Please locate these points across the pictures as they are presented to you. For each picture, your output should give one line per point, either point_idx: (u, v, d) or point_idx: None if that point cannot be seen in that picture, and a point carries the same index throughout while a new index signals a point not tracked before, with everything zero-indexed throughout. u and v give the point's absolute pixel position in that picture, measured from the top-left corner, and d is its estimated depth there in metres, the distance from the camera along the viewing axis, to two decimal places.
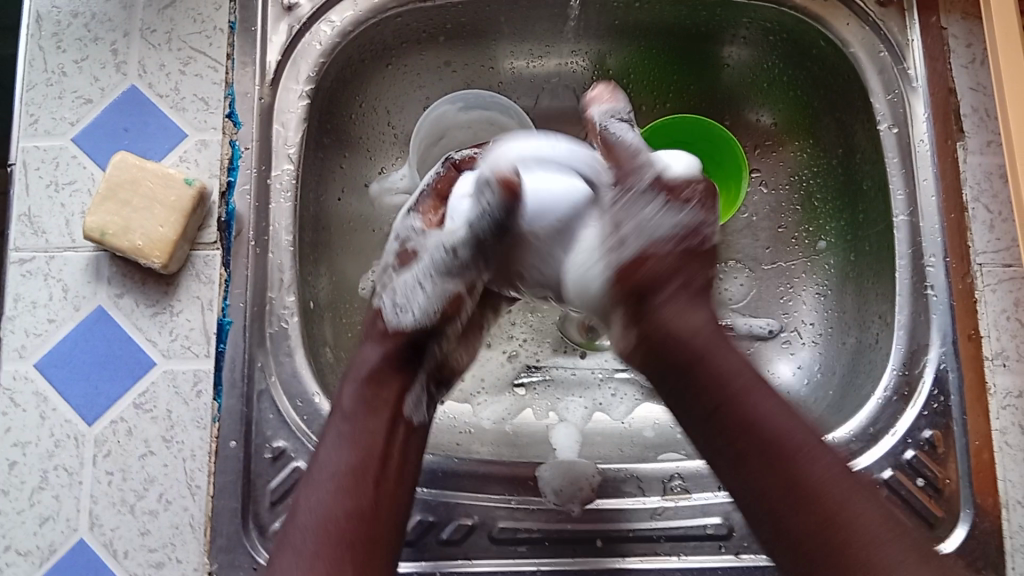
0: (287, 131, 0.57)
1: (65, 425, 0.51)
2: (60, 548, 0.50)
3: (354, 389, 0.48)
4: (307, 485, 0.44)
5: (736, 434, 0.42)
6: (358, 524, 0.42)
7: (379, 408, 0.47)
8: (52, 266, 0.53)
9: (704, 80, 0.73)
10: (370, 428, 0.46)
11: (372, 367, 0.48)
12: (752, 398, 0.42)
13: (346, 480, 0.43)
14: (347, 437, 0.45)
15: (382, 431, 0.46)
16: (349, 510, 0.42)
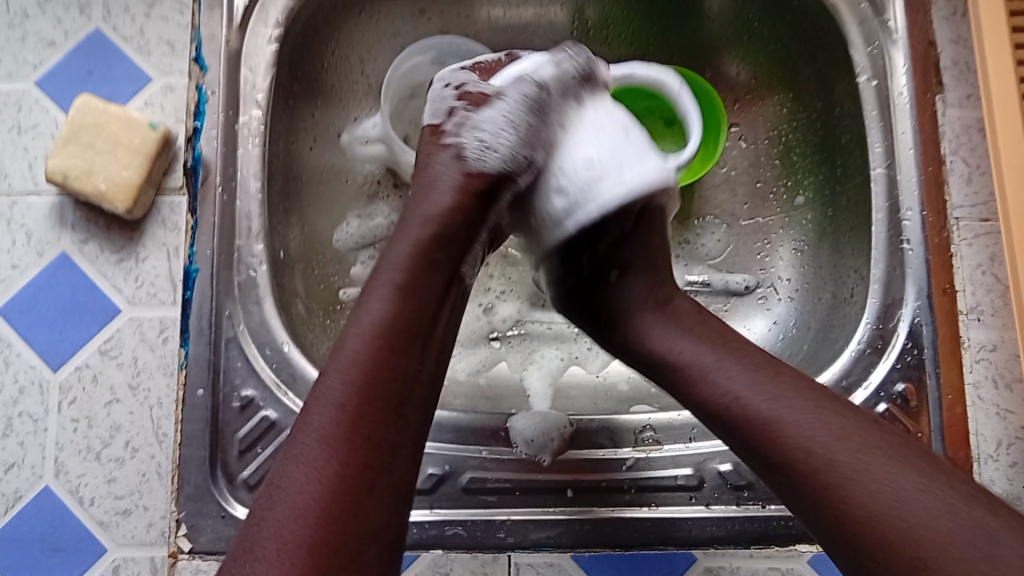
0: (255, 75, 0.55)
1: (29, 371, 0.51)
2: (26, 494, 0.50)
3: (404, 235, 0.43)
4: (341, 345, 0.39)
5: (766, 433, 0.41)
6: (386, 396, 0.37)
7: (424, 252, 0.42)
8: (15, 211, 0.52)
9: (684, 31, 0.72)
10: (414, 277, 0.41)
11: (423, 228, 0.43)
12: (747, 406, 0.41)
13: (380, 341, 0.38)
14: (392, 292, 0.40)
15: (435, 293, 0.42)
16: (389, 327, 0.39)
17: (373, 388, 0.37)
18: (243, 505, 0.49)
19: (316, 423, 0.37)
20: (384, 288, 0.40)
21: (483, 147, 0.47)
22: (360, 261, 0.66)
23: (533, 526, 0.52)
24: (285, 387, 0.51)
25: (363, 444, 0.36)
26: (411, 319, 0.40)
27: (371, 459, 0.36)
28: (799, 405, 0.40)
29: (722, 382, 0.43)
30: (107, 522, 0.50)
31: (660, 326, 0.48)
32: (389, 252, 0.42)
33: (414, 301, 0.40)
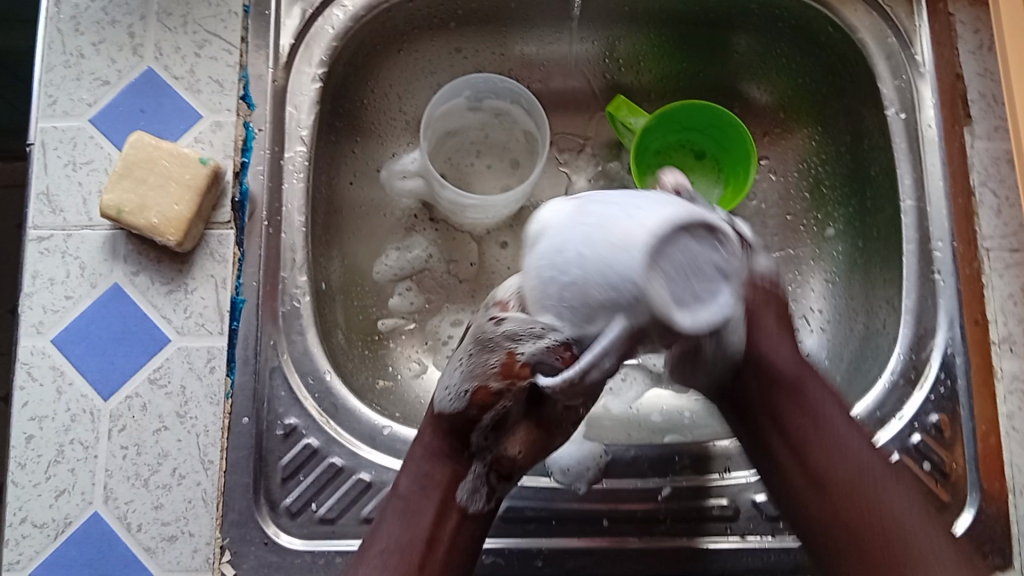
0: (299, 113, 0.59)
1: (81, 400, 0.52)
2: (75, 520, 0.50)
3: (411, 461, 0.45)
4: (361, 559, 0.43)
5: (812, 459, 0.44)
6: None
7: (430, 491, 0.44)
8: (69, 244, 0.54)
9: (713, 67, 0.74)
10: (418, 514, 0.44)
11: (416, 478, 0.45)
12: (846, 437, 0.44)
13: (398, 555, 0.42)
14: (401, 518, 0.44)
15: (431, 513, 0.44)
16: (398, 554, 0.42)
17: (410, 516, 0.44)
18: (287, 532, 0.51)
19: (377, 544, 0.43)
20: (412, 469, 0.45)
21: (448, 392, 0.45)
22: (398, 293, 0.68)
23: (570, 556, 0.53)
24: (328, 416, 0.54)
25: (416, 558, 0.43)
26: (416, 537, 0.43)
27: (419, 556, 0.43)
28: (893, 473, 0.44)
29: (831, 462, 0.44)
30: (154, 548, 0.50)
31: (812, 489, 0.44)
32: (375, 541, 0.43)
33: (416, 509, 0.44)
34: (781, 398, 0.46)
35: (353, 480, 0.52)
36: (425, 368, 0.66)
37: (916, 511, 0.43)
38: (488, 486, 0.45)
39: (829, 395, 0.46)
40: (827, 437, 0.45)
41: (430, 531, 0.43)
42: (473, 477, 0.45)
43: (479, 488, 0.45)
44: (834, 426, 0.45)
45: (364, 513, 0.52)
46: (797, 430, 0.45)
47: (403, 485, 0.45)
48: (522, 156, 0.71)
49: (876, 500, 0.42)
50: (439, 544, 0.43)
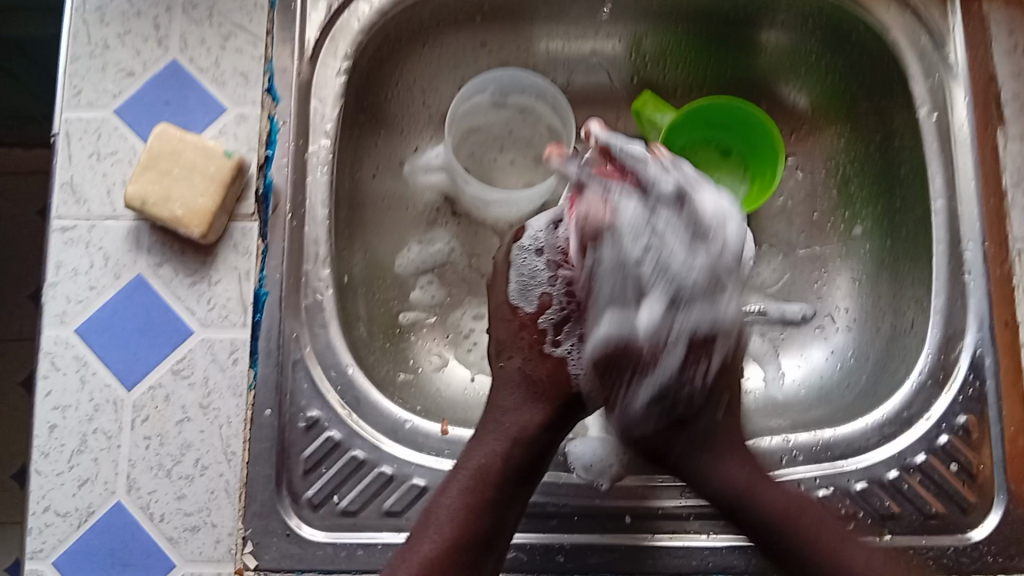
0: (323, 107, 0.59)
1: (104, 390, 0.52)
2: (98, 509, 0.51)
3: (517, 400, 0.53)
4: (451, 479, 0.50)
5: (780, 527, 0.49)
6: (483, 522, 0.48)
7: (525, 439, 0.52)
8: (93, 234, 0.54)
9: (743, 62, 0.72)
10: (515, 452, 0.51)
11: (516, 410, 0.53)
12: (768, 491, 0.50)
13: (482, 481, 0.49)
14: (495, 444, 0.51)
15: (522, 458, 0.51)
16: (482, 482, 0.49)
17: (475, 495, 0.49)
18: (309, 525, 0.51)
19: (446, 507, 0.49)
20: (489, 443, 0.51)
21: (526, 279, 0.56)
22: (420, 287, 0.68)
23: (592, 552, 0.52)
24: (350, 408, 0.54)
25: (479, 542, 0.48)
26: (504, 471, 0.50)
27: (481, 522, 0.48)
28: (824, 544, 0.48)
29: (773, 494, 0.50)
30: (177, 538, 0.50)
31: (761, 490, 0.50)
32: (470, 457, 0.51)
33: (512, 446, 0.51)
34: (733, 459, 0.52)
35: (374, 474, 0.52)
36: (446, 362, 0.66)
37: (877, 565, 0.48)
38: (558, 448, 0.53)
39: (738, 468, 0.51)
40: (768, 501, 0.50)
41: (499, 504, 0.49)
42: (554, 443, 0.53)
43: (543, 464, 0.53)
44: (763, 493, 0.50)
45: (386, 506, 0.52)
46: (730, 477, 0.51)
47: (473, 461, 0.50)
48: (546, 153, 0.70)
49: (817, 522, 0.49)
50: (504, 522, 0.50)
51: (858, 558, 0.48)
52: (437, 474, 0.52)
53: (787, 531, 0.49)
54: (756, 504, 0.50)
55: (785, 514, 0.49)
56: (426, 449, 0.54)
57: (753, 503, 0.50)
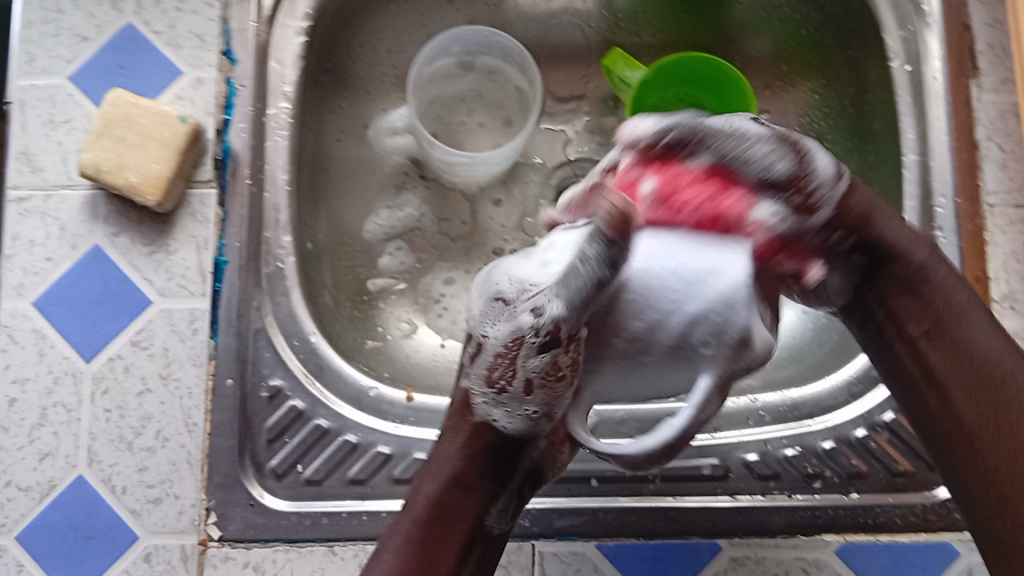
0: (283, 68, 0.57)
1: (63, 362, 0.51)
2: (59, 483, 0.50)
3: (444, 438, 0.40)
4: (402, 516, 0.39)
5: (961, 393, 0.37)
6: (437, 553, 0.38)
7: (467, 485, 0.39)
8: (49, 204, 0.53)
9: (714, 16, 0.71)
10: (466, 489, 0.39)
11: (456, 449, 0.39)
12: (965, 322, 0.39)
13: (433, 511, 0.38)
14: (442, 475, 0.39)
15: (473, 496, 0.39)
16: (437, 509, 0.38)
17: (431, 530, 0.38)
18: (271, 493, 0.50)
19: (399, 532, 0.38)
20: (436, 483, 0.39)
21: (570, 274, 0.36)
22: (389, 252, 0.67)
23: (557, 516, 0.51)
24: (314, 377, 0.53)
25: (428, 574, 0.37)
26: (461, 490, 0.39)
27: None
28: (984, 329, 0.39)
29: (976, 338, 0.38)
30: (139, 511, 0.50)
31: (959, 388, 0.37)
32: (416, 495, 0.39)
33: (466, 478, 0.39)
34: (953, 322, 0.39)
35: (339, 442, 0.51)
36: (415, 329, 0.65)
37: (1021, 364, 0.37)
38: (516, 506, 0.41)
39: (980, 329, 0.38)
40: (978, 347, 0.38)
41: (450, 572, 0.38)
42: (519, 481, 0.41)
43: (509, 510, 0.41)
44: (960, 325, 0.39)
45: (350, 473, 0.51)
46: (907, 317, 0.40)
47: (422, 497, 0.39)
48: (515, 114, 0.69)
49: (1011, 389, 0.37)
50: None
51: (979, 335, 0.38)
52: (402, 441, 0.52)
53: (927, 341, 0.39)
54: (959, 332, 0.39)
55: (932, 317, 0.39)
56: (390, 417, 0.53)
57: (970, 459, 0.37)
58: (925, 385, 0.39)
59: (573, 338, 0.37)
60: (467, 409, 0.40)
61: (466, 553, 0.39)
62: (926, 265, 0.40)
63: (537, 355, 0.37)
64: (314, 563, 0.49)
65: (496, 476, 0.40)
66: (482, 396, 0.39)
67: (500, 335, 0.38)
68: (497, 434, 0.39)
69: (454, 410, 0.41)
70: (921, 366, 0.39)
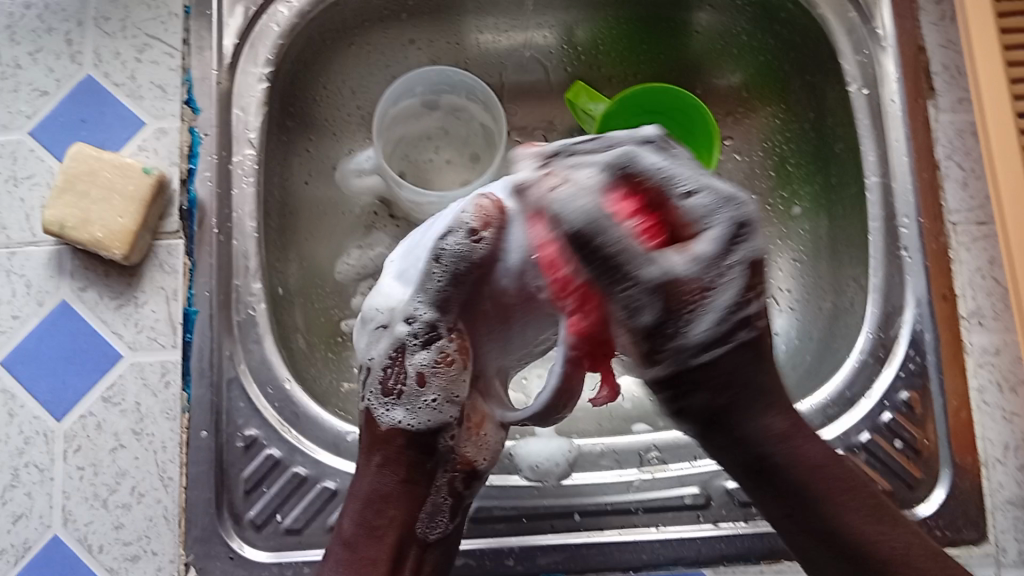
0: (246, 115, 0.56)
1: (33, 422, 0.51)
2: (34, 545, 0.50)
3: (364, 462, 0.45)
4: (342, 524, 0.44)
5: (798, 490, 0.38)
6: (381, 535, 0.43)
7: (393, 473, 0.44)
8: (13, 261, 0.53)
9: (675, 46, 0.71)
10: (390, 484, 0.44)
11: (377, 457, 0.44)
12: (808, 445, 0.39)
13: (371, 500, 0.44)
14: (369, 487, 0.44)
15: (397, 486, 0.44)
16: (378, 504, 0.43)
17: (377, 521, 0.43)
18: (252, 545, 0.50)
19: (347, 529, 0.43)
20: (354, 508, 0.44)
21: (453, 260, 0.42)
22: (361, 293, 0.66)
23: (541, 552, 0.51)
24: (289, 426, 0.52)
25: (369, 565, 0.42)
26: (390, 484, 0.44)
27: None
28: (820, 465, 0.39)
29: (808, 447, 0.39)
30: (116, 569, 0.49)
31: (811, 447, 0.39)
32: (357, 489, 0.45)
33: (390, 473, 0.44)
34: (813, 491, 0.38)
35: (318, 489, 0.51)
36: None
37: (859, 512, 0.38)
38: (450, 506, 0.46)
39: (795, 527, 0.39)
40: (806, 450, 0.39)
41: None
42: (447, 478, 0.45)
43: (439, 509, 0.45)
44: (807, 447, 0.39)
45: (331, 521, 0.50)
46: (768, 430, 0.39)
47: (345, 525, 0.44)
48: (481, 151, 0.69)
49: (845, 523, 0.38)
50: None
51: (814, 445, 0.39)
52: None
53: (773, 463, 0.39)
54: (793, 455, 0.39)
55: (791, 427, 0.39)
56: None
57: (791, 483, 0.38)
58: (776, 458, 0.39)
59: (448, 329, 0.43)
60: (373, 422, 0.45)
61: (398, 556, 0.43)
62: (769, 423, 0.39)
63: (423, 350, 0.43)
64: None
65: (414, 482, 0.44)
66: (380, 406, 0.44)
67: (384, 352, 0.44)
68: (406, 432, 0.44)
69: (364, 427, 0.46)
70: (777, 455, 0.38)
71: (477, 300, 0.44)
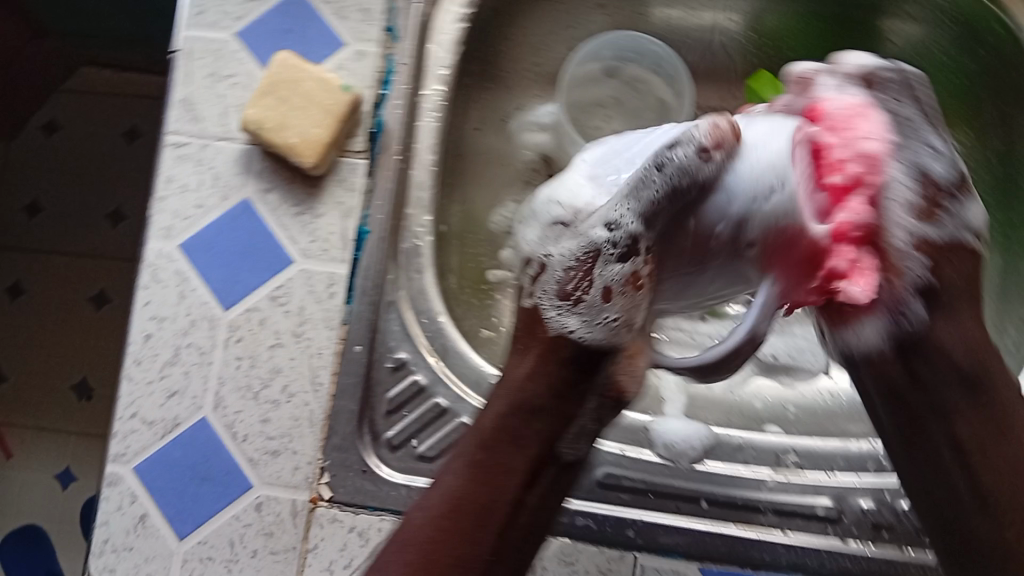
0: (440, 50, 0.57)
1: (202, 307, 0.53)
2: (183, 422, 0.52)
3: (504, 383, 0.40)
4: (466, 440, 0.39)
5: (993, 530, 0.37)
6: (493, 492, 0.38)
7: (540, 415, 0.39)
8: (207, 152, 0.55)
9: (865, 56, 0.68)
10: (529, 399, 0.39)
11: (532, 369, 0.40)
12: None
13: (481, 458, 0.38)
14: (506, 395, 0.39)
15: (551, 411, 0.39)
16: (489, 445, 0.38)
17: (483, 469, 0.38)
18: (387, 466, 0.51)
19: (446, 482, 0.38)
20: (488, 423, 0.39)
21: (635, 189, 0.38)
22: None
23: (664, 532, 0.50)
24: (437, 356, 0.54)
25: (473, 530, 0.37)
26: (530, 411, 0.39)
27: (490, 520, 0.37)
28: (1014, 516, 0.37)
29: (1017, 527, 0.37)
30: (257, 460, 0.51)
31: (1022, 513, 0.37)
32: (484, 413, 0.40)
33: (528, 403, 0.39)
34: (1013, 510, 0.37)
35: (455, 424, 0.52)
36: None
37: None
38: (593, 430, 0.41)
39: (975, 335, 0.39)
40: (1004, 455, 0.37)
41: (516, 492, 0.38)
42: (595, 402, 0.40)
43: (585, 434, 0.40)
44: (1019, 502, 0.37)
45: None
46: (965, 431, 0.38)
47: (484, 423, 0.39)
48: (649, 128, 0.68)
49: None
50: (506, 541, 0.38)
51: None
52: None
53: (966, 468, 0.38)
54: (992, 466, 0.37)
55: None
56: None
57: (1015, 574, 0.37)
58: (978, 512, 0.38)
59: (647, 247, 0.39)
60: (539, 323, 0.40)
61: (537, 471, 0.39)
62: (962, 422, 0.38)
63: (618, 263, 0.39)
64: None
65: (565, 395, 0.39)
66: (555, 309, 0.40)
67: (576, 250, 0.39)
68: (575, 343, 0.39)
69: (520, 324, 0.42)
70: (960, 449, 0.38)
71: (683, 225, 0.40)
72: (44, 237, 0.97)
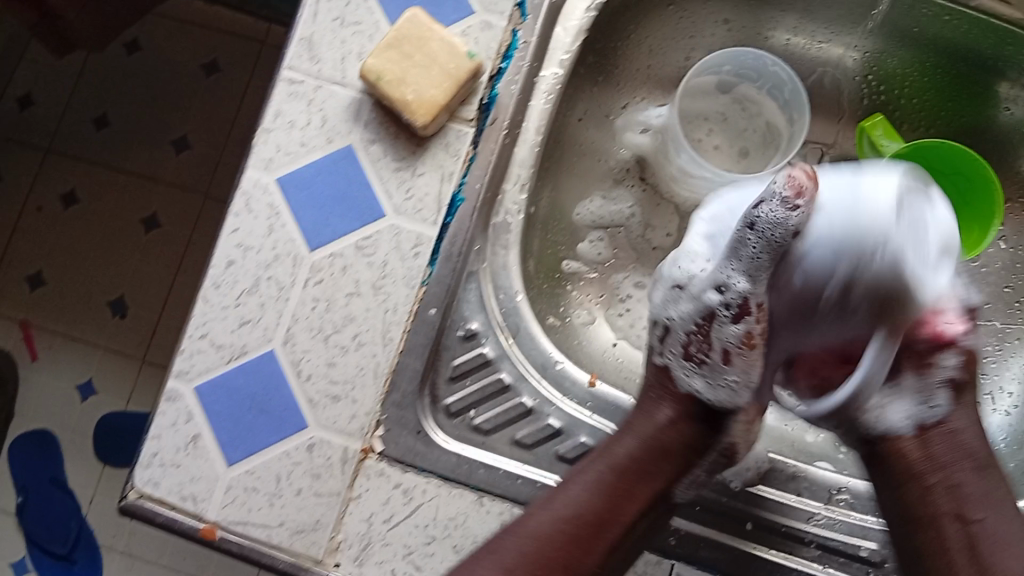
0: (565, 36, 0.59)
1: (288, 243, 0.53)
2: (251, 351, 0.52)
3: (637, 428, 0.51)
4: (594, 462, 0.50)
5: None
6: (605, 518, 0.48)
7: (668, 457, 0.50)
8: (318, 94, 0.55)
9: (977, 120, 0.68)
10: (664, 445, 0.50)
11: (675, 416, 0.51)
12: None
13: (614, 479, 0.49)
14: (643, 436, 0.51)
15: (673, 463, 0.50)
16: (619, 474, 0.49)
17: (611, 490, 0.49)
18: (446, 432, 0.52)
19: (572, 491, 0.48)
20: (629, 446, 0.50)
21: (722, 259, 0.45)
22: (589, 240, 0.68)
23: (704, 546, 0.51)
24: (509, 334, 0.55)
25: (594, 533, 0.47)
26: (660, 453, 0.50)
27: (604, 534, 0.48)
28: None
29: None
30: (316, 402, 0.51)
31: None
32: (614, 448, 0.51)
33: (660, 449, 0.50)
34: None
35: (515, 403, 0.53)
36: (594, 320, 0.65)
37: None
38: (704, 478, 0.52)
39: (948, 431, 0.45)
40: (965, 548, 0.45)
41: (630, 518, 0.49)
42: (712, 458, 0.52)
43: (696, 483, 0.52)
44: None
45: (517, 436, 0.52)
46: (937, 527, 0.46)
47: (619, 452, 0.50)
48: (753, 147, 0.69)
49: None
50: (613, 552, 0.48)
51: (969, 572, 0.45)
52: (574, 420, 0.53)
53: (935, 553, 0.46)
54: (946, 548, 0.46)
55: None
56: (571, 396, 0.55)
57: None
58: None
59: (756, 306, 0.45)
60: (670, 380, 0.52)
61: (653, 503, 0.50)
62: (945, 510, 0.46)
63: (731, 323, 0.46)
64: (461, 506, 0.50)
65: (694, 450, 0.51)
66: (684, 369, 0.50)
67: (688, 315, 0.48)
68: (703, 401, 0.51)
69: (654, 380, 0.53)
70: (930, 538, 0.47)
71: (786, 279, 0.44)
72: (115, 156, 1.01)
